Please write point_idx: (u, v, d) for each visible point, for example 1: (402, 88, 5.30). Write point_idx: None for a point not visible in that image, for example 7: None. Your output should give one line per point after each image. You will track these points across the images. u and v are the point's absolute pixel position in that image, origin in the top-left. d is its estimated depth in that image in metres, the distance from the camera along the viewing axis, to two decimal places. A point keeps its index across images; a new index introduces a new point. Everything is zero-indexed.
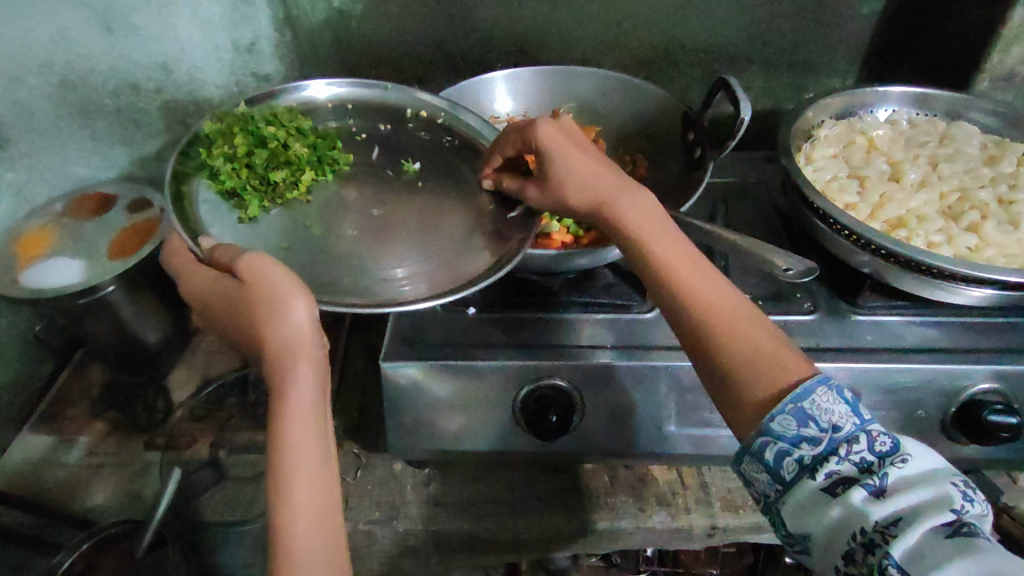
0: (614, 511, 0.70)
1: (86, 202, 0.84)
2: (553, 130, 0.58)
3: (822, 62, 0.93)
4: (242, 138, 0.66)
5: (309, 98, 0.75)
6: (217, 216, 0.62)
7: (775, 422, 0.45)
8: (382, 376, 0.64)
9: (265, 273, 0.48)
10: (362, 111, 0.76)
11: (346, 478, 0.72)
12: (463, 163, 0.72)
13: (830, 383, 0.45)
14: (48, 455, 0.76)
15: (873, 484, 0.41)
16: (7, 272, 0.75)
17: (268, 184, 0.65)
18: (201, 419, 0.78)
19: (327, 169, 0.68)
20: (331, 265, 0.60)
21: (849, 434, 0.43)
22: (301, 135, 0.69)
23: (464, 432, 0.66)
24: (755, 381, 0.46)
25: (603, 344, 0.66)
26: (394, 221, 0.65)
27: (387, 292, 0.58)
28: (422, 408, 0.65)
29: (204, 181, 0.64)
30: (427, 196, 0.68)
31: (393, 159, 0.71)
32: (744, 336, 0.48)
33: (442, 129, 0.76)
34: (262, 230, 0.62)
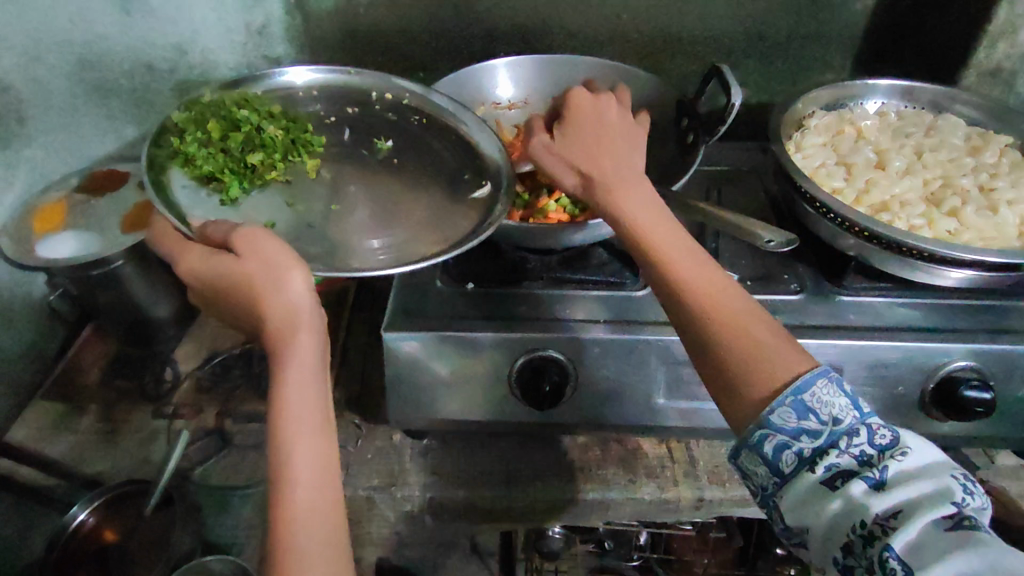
0: (605, 482, 0.72)
1: (98, 179, 0.86)
2: (587, 104, 0.64)
3: (816, 56, 0.96)
4: (213, 125, 0.69)
5: (288, 83, 0.79)
6: (194, 200, 0.64)
7: (775, 414, 0.47)
8: (384, 346, 0.66)
9: (262, 245, 0.51)
10: (330, 95, 0.79)
11: (347, 446, 0.75)
12: (434, 141, 0.75)
13: (830, 376, 0.47)
14: (60, 420, 0.79)
15: (874, 477, 0.44)
16: (24, 242, 0.78)
17: (243, 167, 0.67)
18: (207, 390, 0.80)
19: (303, 150, 0.71)
20: (314, 235, 0.63)
21: (849, 427, 0.46)
22: (274, 120, 0.72)
23: (461, 402, 0.69)
24: (760, 374, 0.48)
25: (596, 319, 0.68)
26: (368, 198, 0.68)
27: (364, 260, 0.61)
28: (421, 379, 0.68)
29: (179, 169, 0.66)
30: (400, 172, 0.71)
31: (366, 138, 0.74)
32: (743, 328, 0.50)
33: (409, 109, 0.79)
34: (246, 212, 0.64)
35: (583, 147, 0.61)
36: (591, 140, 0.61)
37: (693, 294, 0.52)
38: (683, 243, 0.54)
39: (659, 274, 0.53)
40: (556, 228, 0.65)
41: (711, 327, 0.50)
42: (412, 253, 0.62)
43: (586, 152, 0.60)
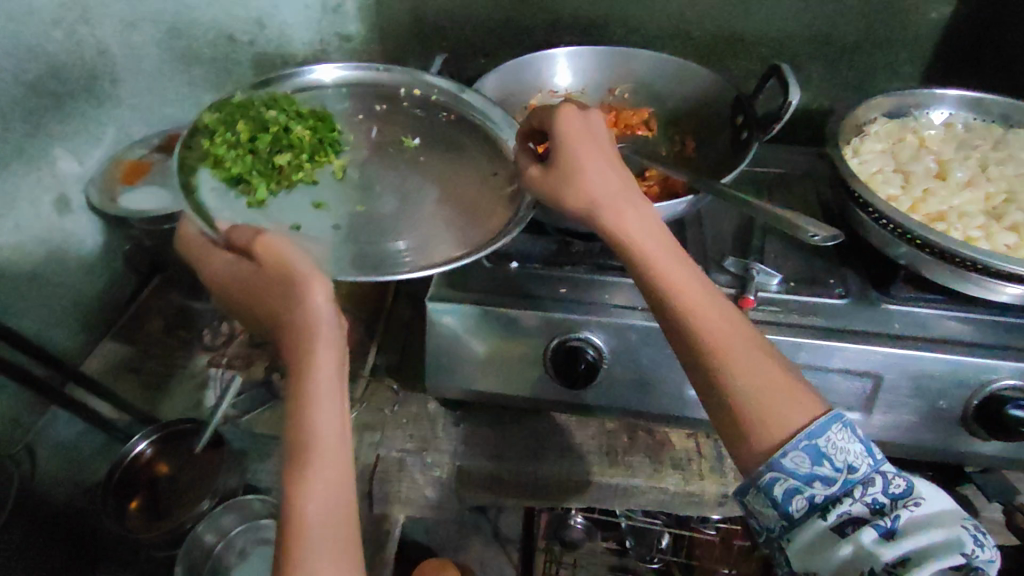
0: (630, 468, 0.73)
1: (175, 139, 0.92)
2: (574, 116, 0.60)
3: (884, 64, 0.93)
4: (243, 129, 0.73)
5: (320, 81, 0.83)
6: (224, 202, 0.68)
7: (788, 458, 0.46)
8: (426, 315, 0.69)
9: (288, 253, 0.52)
10: (360, 92, 0.83)
11: (384, 410, 0.78)
12: (456, 142, 0.77)
13: (843, 420, 0.47)
14: (127, 360, 0.90)
15: (885, 525, 0.44)
16: (109, 193, 0.86)
17: (271, 169, 0.72)
18: (258, 345, 0.84)
19: (329, 150, 0.75)
20: (334, 234, 0.67)
21: (865, 476, 0.46)
22: (302, 120, 0.75)
23: (495, 376, 0.71)
24: (771, 417, 0.48)
25: (633, 305, 0.69)
26: (388, 200, 0.71)
27: (384, 258, 0.64)
28: (459, 350, 0.70)
29: (209, 169, 0.71)
30: (422, 174, 0.74)
31: (392, 135, 0.78)
32: (753, 367, 0.49)
33: (438, 107, 0.81)
34: (273, 212, 0.68)
35: (564, 173, 0.59)
36: (567, 159, 0.58)
37: (704, 332, 0.50)
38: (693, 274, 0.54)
39: (667, 312, 0.52)
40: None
41: (722, 365, 0.49)
42: (429, 251, 0.65)
43: (565, 180, 0.58)
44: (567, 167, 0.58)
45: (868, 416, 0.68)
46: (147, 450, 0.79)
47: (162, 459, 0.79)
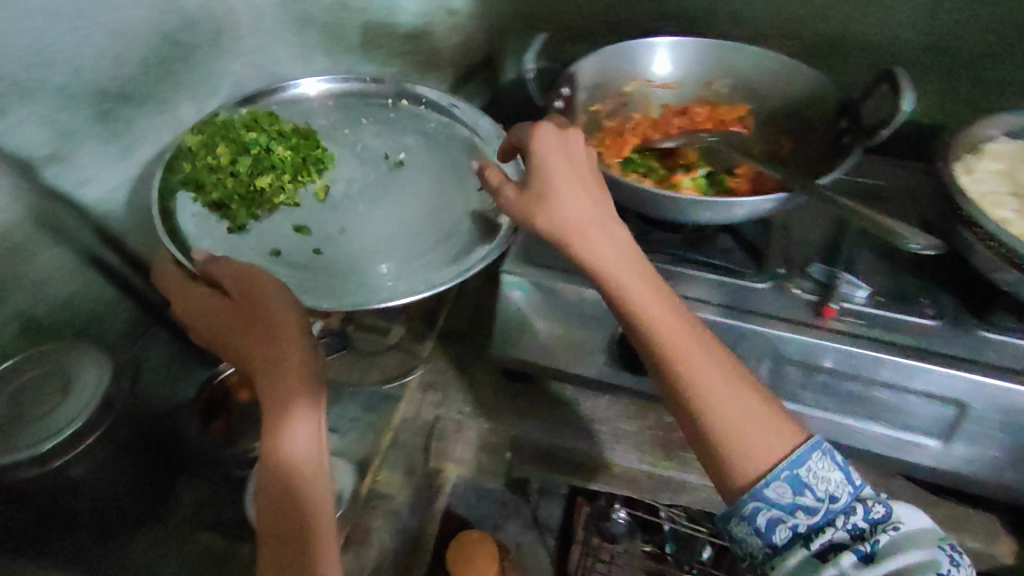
0: (685, 463, 0.72)
1: None
2: (551, 138, 0.58)
3: (1015, 80, 0.87)
4: (222, 150, 0.75)
5: (302, 95, 0.87)
6: (204, 228, 0.69)
7: (771, 488, 0.49)
8: (499, 285, 0.70)
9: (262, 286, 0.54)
10: (344, 105, 0.87)
11: (448, 372, 0.80)
12: (433, 168, 0.79)
13: (823, 450, 0.50)
14: None
15: (864, 549, 0.47)
16: None
17: (253, 190, 0.73)
18: None
19: (313, 168, 0.76)
20: (315, 258, 0.69)
21: (845, 505, 0.49)
22: (282, 138, 0.77)
23: (560, 354, 0.72)
24: (753, 450, 0.50)
25: (707, 299, 0.67)
26: (368, 223, 0.72)
27: (360, 282, 0.66)
28: (527, 323, 0.71)
29: (191, 194, 0.72)
30: (402, 195, 0.76)
31: (376, 152, 0.81)
32: (733, 405, 0.51)
33: (427, 120, 0.85)
34: (256, 234, 0.70)
35: (541, 195, 0.56)
36: (543, 186, 0.56)
37: (683, 373, 0.52)
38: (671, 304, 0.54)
39: (650, 351, 0.53)
40: (678, 199, 0.63)
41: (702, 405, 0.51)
42: (403, 277, 0.67)
43: (542, 204, 0.56)
44: (543, 194, 0.56)
45: (947, 445, 0.64)
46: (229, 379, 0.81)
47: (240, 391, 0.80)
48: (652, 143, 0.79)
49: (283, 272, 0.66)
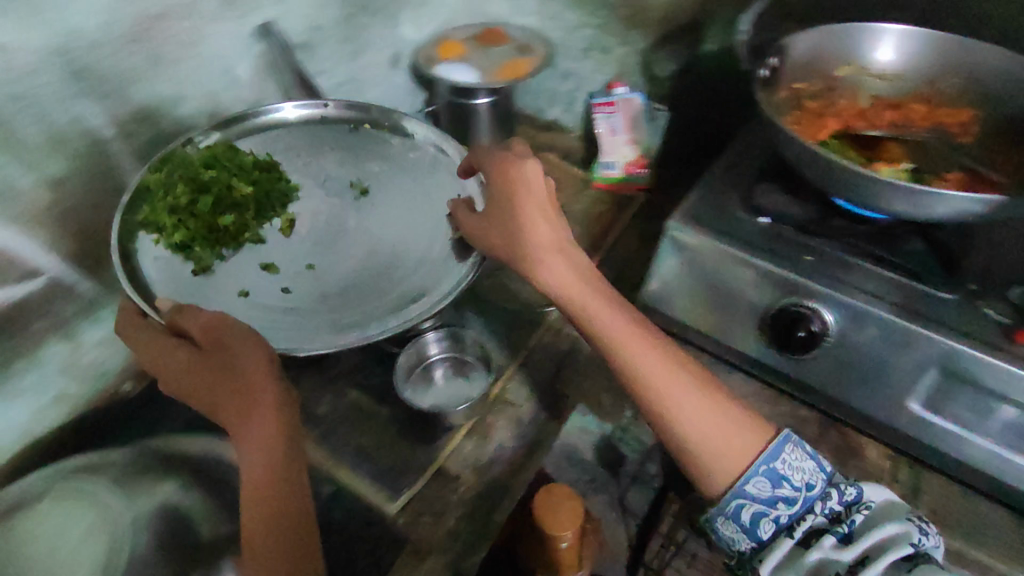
0: None
1: (490, 34, 0.98)
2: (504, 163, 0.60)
3: None
4: (176, 188, 0.62)
5: (281, 120, 0.73)
6: (167, 274, 0.61)
7: (751, 484, 0.52)
8: (662, 235, 0.71)
9: (226, 334, 0.50)
10: (316, 132, 0.74)
11: None
12: (400, 206, 0.69)
13: (793, 440, 0.53)
14: None
15: (841, 531, 0.49)
16: (429, 60, 0.93)
17: (213, 231, 0.63)
18: None
19: (279, 204, 0.67)
20: (281, 300, 0.61)
21: (820, 493, 0.51)
22: (243, 171, 0.66)
23: (710, 317, 0.72)
24: (725, 454, 0.52)
25: (881, 296, 0.62)
26: (338, 261, 0.65)
27: (325, 325, 0.59)
28: (682, 278, 0.72)
29: (153, 237, 0.62)
30: (377, 229, 0.67)
31: (340, 181, 0.71)
32: (704, 413, 0.53)
33: (409, 149, 0.74)
34: (221, 284, 0.62)
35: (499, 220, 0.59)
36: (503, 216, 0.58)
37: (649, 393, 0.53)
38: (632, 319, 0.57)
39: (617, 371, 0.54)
40: (877, 181, 0.58)
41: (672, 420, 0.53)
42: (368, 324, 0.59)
43: (499, 228, 0.58)
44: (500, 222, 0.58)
45: None
46: None
47: None
48: (855, 132, 0.77)
49: (256, 320, 0.59)
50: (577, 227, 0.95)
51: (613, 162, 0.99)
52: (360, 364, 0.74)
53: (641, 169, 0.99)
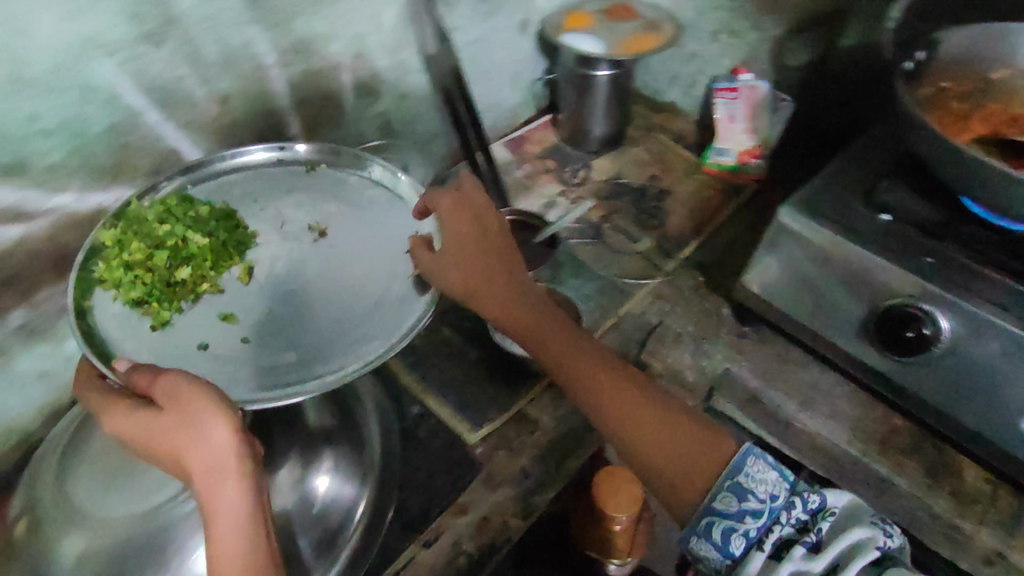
0: (901, 467, 0.66)
1: (620, 10, 0.98)
2: (450, 209, 0.60)
3: None
4: (133, 244, 0.55)
5: (244, 164, 0.65)
6: (123, 332, 0.53)
7: (717, 500, 0.49)
8: (772, 219, 0.68)
9: (196, 399, 0.43)
10: (281, 177, 0.66)
11: (683, 292, 0.83)
12: (371, 249, 0.60)
13: (755, 453, 0.50)
14: (503, 163, 1.02)
15: (811, 540, 0.45)
16: (556, 29, 0.95)
17: (170, 284, 0.56)
18: (605, 199, 0.96)
19: (235, 250, 0.59)
20: (238, 353, 0.53)
21: (785, 502, 0.47)
22: (196, 222, 0.58)
23: (810, 310, 0.70)
24: (680, 466, 0.52)
25: (1006, 308, 0.58)
26: (300, 306, 0.56)
27: (277, 379, 0.51)
28: (787, 266, 0.69)
29: (107, 293, 0.55)
30: (347, 275, 0.59)
31: (297, 222, 0.62)
32: (658, 423, 0.55)
33: (378, 195, 0.65)
34: (172, 340, 0.53)
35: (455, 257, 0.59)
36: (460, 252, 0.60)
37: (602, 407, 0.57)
38: (574, 353, 0.60)
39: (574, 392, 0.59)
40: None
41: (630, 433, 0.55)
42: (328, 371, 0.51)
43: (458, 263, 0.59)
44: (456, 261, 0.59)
45: None
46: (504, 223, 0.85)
47: None
48: (1005, 138, 0.76)
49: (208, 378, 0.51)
50: (680, 209, 0.94)
51: (726, 149, 0.98)
52: None
53: (756, 159, 0.97)
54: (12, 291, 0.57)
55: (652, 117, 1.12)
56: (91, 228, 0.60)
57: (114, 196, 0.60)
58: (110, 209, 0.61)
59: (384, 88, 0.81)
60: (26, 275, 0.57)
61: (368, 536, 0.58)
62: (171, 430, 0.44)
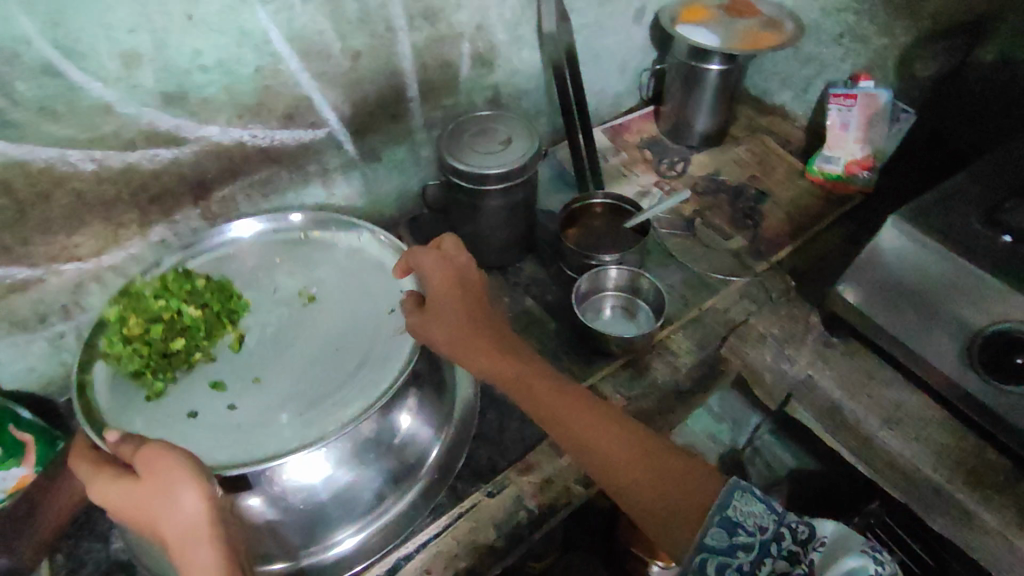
0: (988, 500, 0.63)
1: (739, 6, 0.96)
2: (433, 262, 0.61)
3: None
4: (130, 319, 0.58)
5: (234, 240, 0.69)
6: (120, 404, 0.55)
7: (707, 535, 0.44)
8: (881, 228, 0.65)
9: (165, 468, 0.43)
10: (275, 250, 0.69)
11: (771, 294, 0.82)
12: (355, 322, 0.63)
13: (742, 486, 0.46)
14: (602, 149, 1.02)
15: (805, 571, 0.42)
16: (672, 20, 0.94)
17: (166, 355, 0.58)
18: (700, 195, 0.95)
19: (228, 319, 0.62)
20: (227, 417, 0.55)
21: (774, 535, 0.44)
22: (193, 294, 0.61)
23: (908, 330, 0.66)
24: (670, 509, 0.48)
25: None
26: (286, 369, 0.59)
27: (259, 436, 0.53)
28: (888, 279, 0.66)
29: (106, 367, 0.57)
30: (336, 343, 0.61)
31: (288, 289, 0.66)
32: (645, 468, 0.50)
33: (368, 266, 0.68)
34: (166, 411, 0.55)
35: (438, 306, 0.58)
36: (441, 302, 0.58)
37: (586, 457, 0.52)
38: (542, 385, 0.55)
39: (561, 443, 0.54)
40: None
41: (616, 481, 0.50)
42: (313, 428, 0.54)
43: (438, 313, 0.58)
44: (438, 309, 0.58)
45: None
46: (598, 205, 0.85)
47: (592, 218, 0.86)
48: None
49: (198, 447, 0.52)
50: (778, 212, 0.92)
51: (834, 157, 0.95)
52: (538, 280, 0.83)
53: (864, 172, 0.93)
54: (157, 207, 0.64)
55: (759, 118, 1.09)
56: (228, 159, 0.66)
57: (251, 133, 0.66)
58: (246, 144, 0.66)
59: (498, 62, 0.84)
60: (169, 194, 0.64)
61: (441, 476, 0.61)
62: (145, 502, 0.44)
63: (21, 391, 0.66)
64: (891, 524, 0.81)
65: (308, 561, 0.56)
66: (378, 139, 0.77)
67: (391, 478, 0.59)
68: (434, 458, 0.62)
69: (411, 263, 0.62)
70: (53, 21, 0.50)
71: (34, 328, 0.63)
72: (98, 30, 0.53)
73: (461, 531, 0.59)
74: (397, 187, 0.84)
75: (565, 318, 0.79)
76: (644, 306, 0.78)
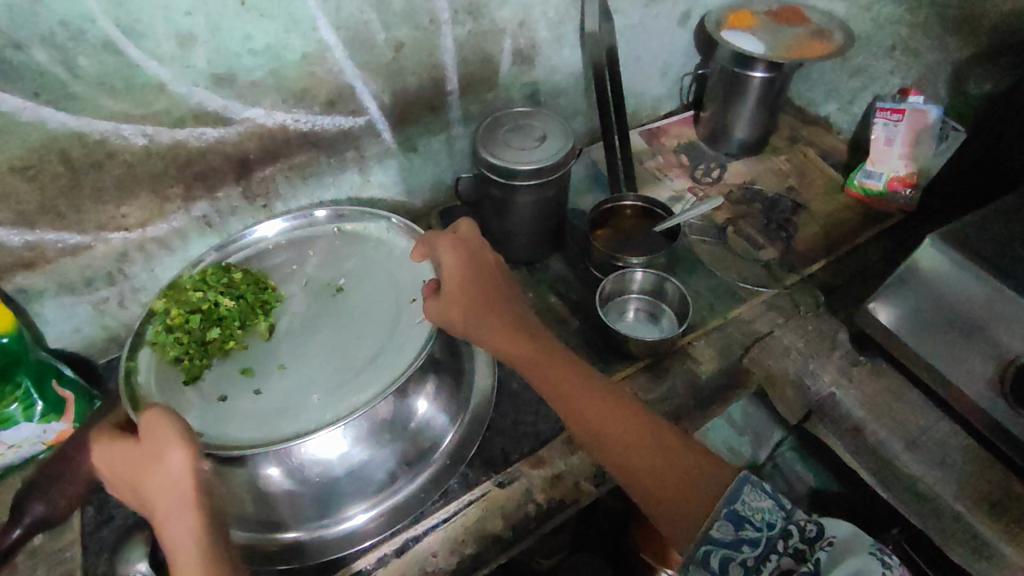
0: (1009, 532, 0.61)
1: (788, 14, 0.95)
2: (452, 248, 0.61)
3: None
4: (173, 311, 0.61)
5: (259, 237, 0.71)
6: (159, 387, 0.57)
7: (715, 528, 0.45)
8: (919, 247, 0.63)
9: (160, 431, 0.45)
10: (308, 244, 0.71)
11: (800, 308, 0.80)
12: (378, 312, 0.64)
13: (752, 481, 0.46)
14: (637, 151, 1.02)
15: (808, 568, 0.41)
16: (718, 25, 0.93)
17: (203, 344, 0.60)
18: (735, 203, 0.94)
19: (260, 309, 0.64)
20: (255, 402, 0.57)
21: (781, 531, 0.44)
22: (230, 287, 0.64)
23: (938, 351, 0.64)
24: (677, 503, 0.48)
25: None
26: (311, 357, 0.61)
27: (282, 419, 0.55)
28: (922, 299, 0.64)
29: (150, 354, 0.60)
30: (361, 332, 0.63)
31: (320, 281, 0.68)
32: (657, 462, 0.51)
33: (397, 258, 0.69)
34: (198, 396, 0.57)
35: (455, 292, 0.59)
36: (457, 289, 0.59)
37: (599, 448, 0.53)
38: (557, 374, 0.56)
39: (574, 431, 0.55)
40: None
41: (626, 473, 0.52)
42: (334, 410, 0.56)
43: (456, 299, 0.58)
44: (455, 295, 0.59)
45: None
46: (629, 207, 0.85)
47: (622, 219, 0.86)
48: None
49: (226, 429, 0.54)
50: (813, 225, 0.91)
51: (877, 172, 0.92)
52: (563, 277, 0.84)
53: (907, 189, 0.91)
54: (201, 183, 0.67)
55: (801, 129, 1.07)
56: (270, 142, 0.68)
57: (293, 117, 0.68)
58: (288, 127, 0.69)
59: (539, 59, 0.84)
60: (213, 172, 0.67)
61: (453, 462, 0.62)
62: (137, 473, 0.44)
63: (65, 350, 0.70)
64: (910, 552, 0.79)
65: (314, 534, 0.58)
66: (416, 129, 0.79)
67: (403, 460, 0.61)
68: (448, 446, 0.63)
69: (432, 247, 0.63)
70: (117, 1, 0.53)
71: (81, 292, 0.66)
72: (157, 11, 0.55)
73: (469, 520, 0.60)
74: (431, 178, 0.86)
75: (588, 317, 0.79)
76: (669, 313, 0.78)
